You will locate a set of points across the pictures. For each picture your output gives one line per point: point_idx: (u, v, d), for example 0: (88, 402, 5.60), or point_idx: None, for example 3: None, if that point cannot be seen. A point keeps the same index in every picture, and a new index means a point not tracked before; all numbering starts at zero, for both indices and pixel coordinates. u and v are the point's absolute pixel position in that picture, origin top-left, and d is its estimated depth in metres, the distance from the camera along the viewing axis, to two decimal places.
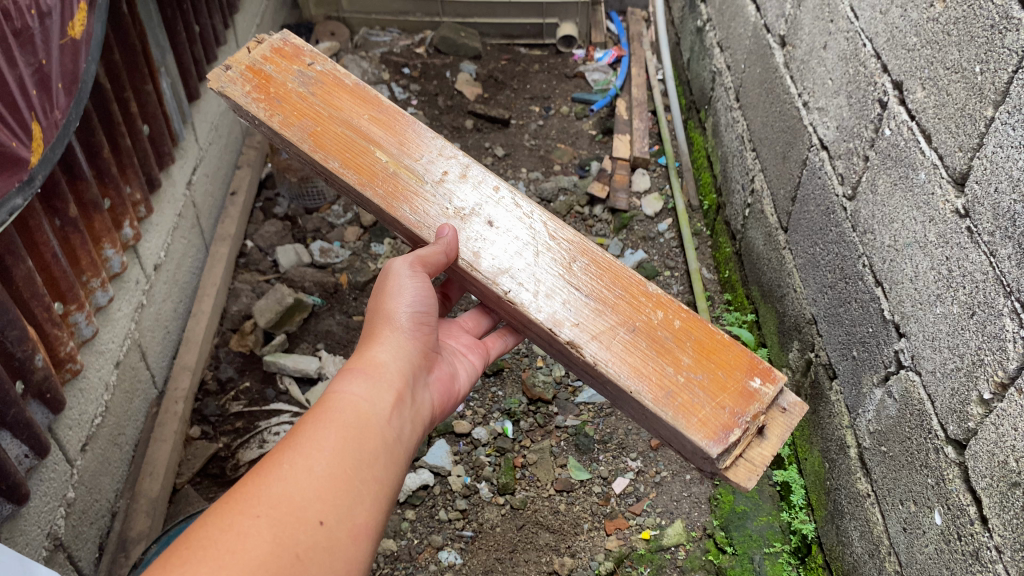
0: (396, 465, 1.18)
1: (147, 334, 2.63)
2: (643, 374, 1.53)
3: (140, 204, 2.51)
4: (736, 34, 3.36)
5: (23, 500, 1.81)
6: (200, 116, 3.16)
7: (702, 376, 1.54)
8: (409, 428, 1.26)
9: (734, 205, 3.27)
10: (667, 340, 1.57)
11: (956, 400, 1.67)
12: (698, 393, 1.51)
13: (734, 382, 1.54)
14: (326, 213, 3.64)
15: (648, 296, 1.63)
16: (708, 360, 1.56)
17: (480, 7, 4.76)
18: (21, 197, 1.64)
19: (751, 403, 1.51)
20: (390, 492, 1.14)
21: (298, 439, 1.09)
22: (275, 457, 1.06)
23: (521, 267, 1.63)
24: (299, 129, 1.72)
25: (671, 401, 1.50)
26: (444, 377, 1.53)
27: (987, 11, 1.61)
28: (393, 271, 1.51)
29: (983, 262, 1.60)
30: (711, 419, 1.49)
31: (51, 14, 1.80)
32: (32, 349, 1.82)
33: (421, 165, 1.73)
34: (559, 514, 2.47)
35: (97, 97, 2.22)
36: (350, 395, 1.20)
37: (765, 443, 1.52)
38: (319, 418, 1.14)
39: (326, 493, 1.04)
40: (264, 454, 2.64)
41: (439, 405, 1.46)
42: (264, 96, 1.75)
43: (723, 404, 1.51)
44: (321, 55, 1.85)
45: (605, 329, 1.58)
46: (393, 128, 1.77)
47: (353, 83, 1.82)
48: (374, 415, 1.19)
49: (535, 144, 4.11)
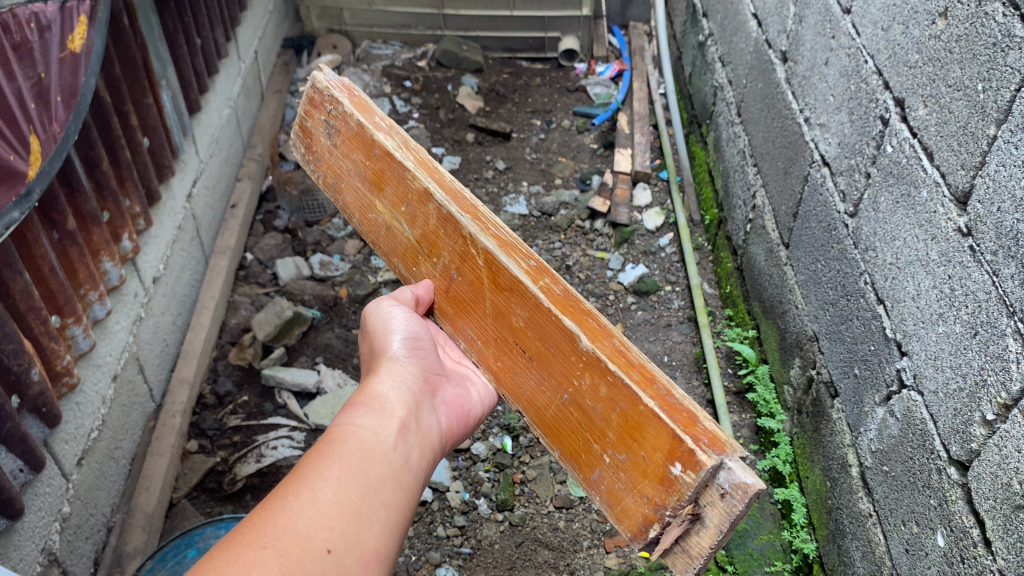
0: (404, 490, 1.16)
1: (145, 347, 2.61)
2: (571, 453, 1.34)
3: (139, 217, 2.50)
4: (738, 49, 3.36)
5: (17, 515, 1.79)
6: (201, 129, 3.16)
7: (625, 458, 1.23)
8: (417, 453, 1.24)
9: (735, 219, 3.26)
10: (593, 411, 1.28)
11: (959, 421, 1.65)
12: (626, 477, 1.23)
13: (657, 466, 1.18)
14: (326, 226, 3.64)
15: (580, 353, 1.28)
16: (631, 438, 1.21)
17: (482, 21, 4.78)
18: (18, 210, 1.63)
19: (669, 494, 1.16)
20: (399, 519, 1.12)
21: (303, 471, 1.08)
22: (281, 490, 1.05)
23: (477, 325, 1.51)
24: (333, 191, 1.77)
25: (596, 487, 1.29)
26: (456, 400, 1.49)
27: (989, 30, 1.60)
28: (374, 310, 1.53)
29: (985, 281, 1.59)
30: (633, 510, 1.23)
31: (51, 27, 1.79)
32: (28, 363, 1.81)
33: (407, 219, 1.59)
34: (558, 531, 2.45)
35: (98, 109, 2.22)
36: (354, 426, 1.19)
37: (704, 531, 1.15)
38: (322, 450, 1.13)
39: (332, 522, 1.02)
40: (261, 469, 2.62)
41: (451, 428, 1.43)
42: (313, 157, 1.81)
43: (644, 493, 1.20)
44: (337, 93, 1.71)
45: (540, 396, 1.39)
46: (386, 176, 1.62)
47: (357, 123, 1.66)
48: (379, 443, 1.18)
49: (536, 158, 4.10)
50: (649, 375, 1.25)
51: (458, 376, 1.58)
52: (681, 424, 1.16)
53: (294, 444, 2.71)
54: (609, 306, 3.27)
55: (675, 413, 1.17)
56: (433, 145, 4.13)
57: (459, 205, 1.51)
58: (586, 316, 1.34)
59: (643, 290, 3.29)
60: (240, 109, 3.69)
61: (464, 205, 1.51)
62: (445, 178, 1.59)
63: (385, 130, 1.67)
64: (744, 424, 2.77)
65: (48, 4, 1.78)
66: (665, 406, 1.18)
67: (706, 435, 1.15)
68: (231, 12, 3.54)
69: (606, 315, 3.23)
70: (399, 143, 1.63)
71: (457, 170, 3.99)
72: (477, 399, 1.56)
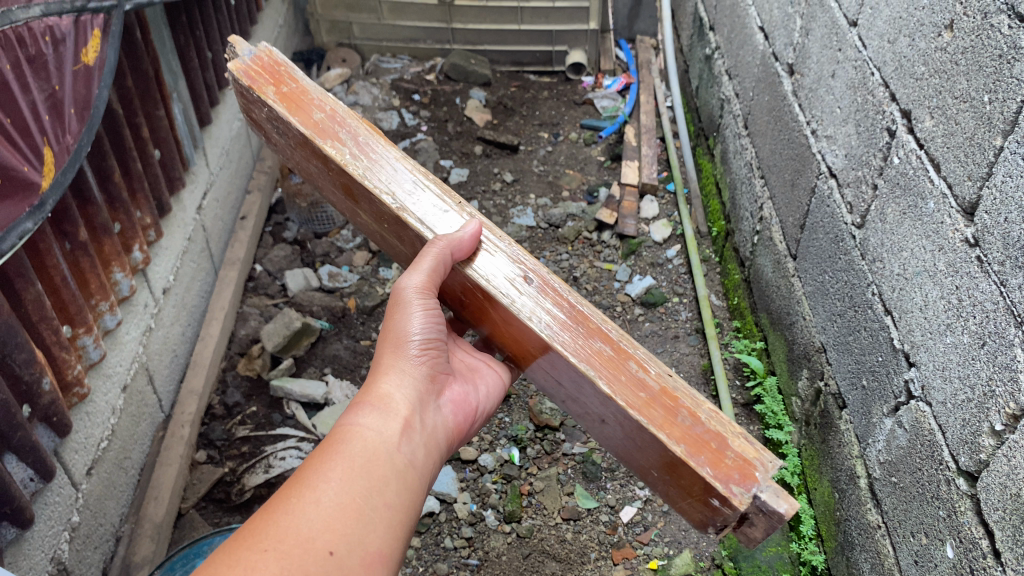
0: (408, 490, 1.18)
1: (154, 358, 2.63)
2: (622, 453, 1.57)
3: (150, 228, 2.52)
4: (745, 62, 3.37)
5: (27, 524, 1.80)
6: (211, 141, 3.19)
7: (668, 476, 1.45)
8: (421, 454, 1.26)
9: (743, 231, 3.26)
10: (628, 437, 1.46)
11: (967, 431, 1.65)
12: (674, 484, 1.47)
13: (696, 490, 1.40)
14: (335, 238, 3.67)
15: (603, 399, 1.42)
16: (668, 466, 1.41)
17: (491, 35, 4.81)
18: (31, 221, 1.64)
19: (712, 508, 1.41)
20: (403, 519, 1.13)
21: (306, 473, 1.09)
22: (284, 492, 1.06)
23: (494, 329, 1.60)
24: (312, 178, 1.79)
25: (655, 483, 1.55)
26: (460, 397, 1.52)
27: (995, 42, 1.61)
28: (405, 294, 1.42)
29: (993, 291, 1.59)
30: (687, 506, 1.50)
31: (65, 40, 1.82)
32: (39, 373, 1.83)
33: (392, 232, 1.65)
34: (566, 543, 2.45)
35: (110, 122, 2.24)
36: (359, 426, 1.20)
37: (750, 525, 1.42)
38: (325, 452, 1.14)
39: (335, 523, 1.03)
40: (268, 479, 2.63)
41: (456, 426, 1.46)
42: (275, 141, 1.79)
43: (692, 500, 1.46)
44: (265, 96, 1.58)
45: (581, 410, 1.57)
46: (354, 191, 1.61)
47: (300, 133, 1.57)
48: (383, 444, 1.19)
49: (544, 170, 4.12)
50: (671, 404, 1.40)
51: (466, 376, 1.62)
52: (712, 462, 1.35)
53: (301, 454, 2.71)
54: (616, 318, 3.28)
55: (703, 451, 1.36)
56: (441, 157, 4.15)
57: (436, 223, 1.51)
58: (593, 343, 1.43)
59: (650, 302, 3.29)
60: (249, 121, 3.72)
61: (442, 222, 1.51)
62: (412, 178, 1.58)
63: (330, 127, 1.59)
64: (753, 436, 2.77)
65: (63, 17, 1.81)
66: (692, 447, 1.36)
67: (735, 466, 1.36)
68: (241, 26, 3.58)
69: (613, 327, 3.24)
70: (351, 147, 1.57)
71: (465, 182, 4.01)
72: (481, 395, 1.61)
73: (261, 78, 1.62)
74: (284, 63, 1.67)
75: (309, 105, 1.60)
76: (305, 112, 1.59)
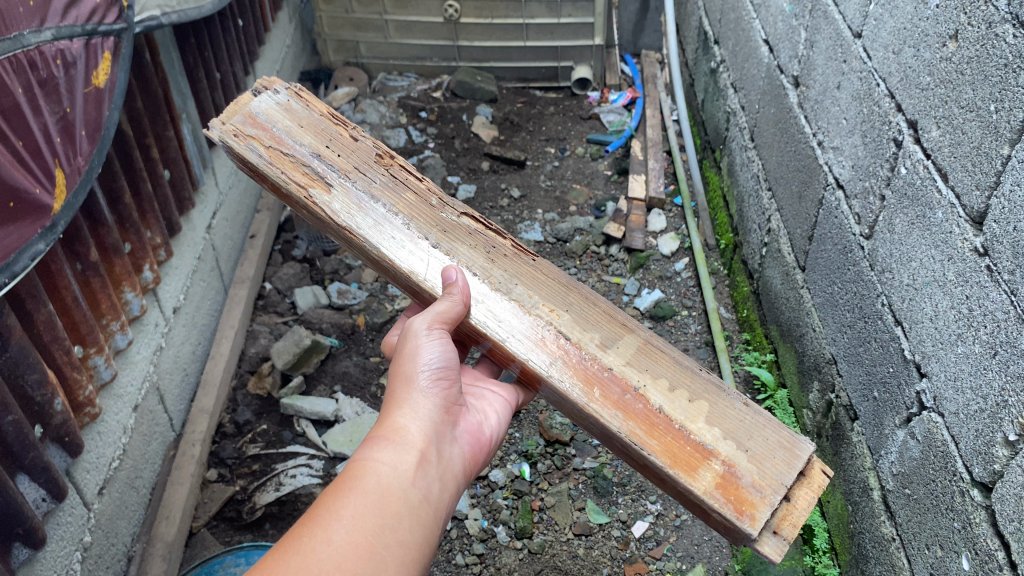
0: (422, 526, 1.17)
1: (165, 377, 2.64)
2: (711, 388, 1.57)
3: (160, 248, 2.54)
4: (750, 75, 3.39)
5: (40, 544, 1.81)
6: (220, 161, 3.22)
7: None
8: (437, 487, 1.25)
9: (751, 243, 3.26)
10: None
11: (980, 442, 1.63)
12: None
13: None
14: (343, 255, 3.69)
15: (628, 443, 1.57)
16: None
17: (497, 52, 4.84)
18: (43, 242, 1.66)
19: None
20: (416, 557, 1.13)
21: (320, 510, 1.09)
22: (296, 531, 1.06)
23: None
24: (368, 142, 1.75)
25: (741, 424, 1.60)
26: (472, 426, 1.50)
27: (1000, 51, 1.61)
28: (414, 331, 1.45)
29: (1003, 301, 1.58)
30: None
31: (76, 64, 1.85)
32: (51, 393, 1.84)
33: None
34: (578, 558, 2.44)
35: (121, 143, 2.26)
36: (375, 463, 1.20)
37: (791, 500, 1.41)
38: (340, 489, 1.14)
39: (346, 562, 1.03)
40: (280, 497, 2.64)
41: (472, 456, 1.44)
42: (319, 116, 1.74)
43: None
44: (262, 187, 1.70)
45: None
46: None
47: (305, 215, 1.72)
48: (399, 481, 1.19)
49: (551, 185, 4.14)
50: (656, 471, 1.45)
51: (476, 405, 1.60)
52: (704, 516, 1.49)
53: (312, 471, 2.73)
54: None
55: (695, 510, 1.47)
56: (449, 173, 4.17)
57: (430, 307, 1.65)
58: (587, 422, 1.53)
59: (659, 315, 3.28)
60: None
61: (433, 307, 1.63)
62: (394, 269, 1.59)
63: (315, 220, 1.66)
64: None
65: (74, 40, 1.84)
66: (688, 505, 1.48)
67: (722, 528, 1.42)
68: (248, 47, 3.62)
69: None
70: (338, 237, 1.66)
71: (473, 199, 4.03)
72: (493, 422, 1.59)
73: (246, 171, 1.69)
74: (252, 145, 1.61)
75: (291, 198, 1.64)
76: (292, 203, 1.67)
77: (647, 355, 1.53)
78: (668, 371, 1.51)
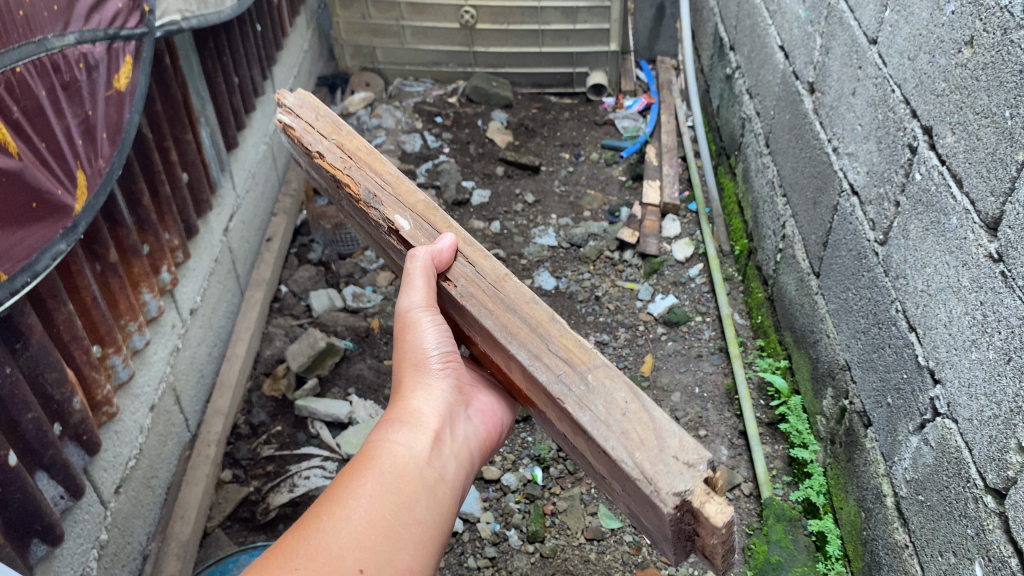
0: (439, 506, 1.18)
1: (181, 377, 2.66)
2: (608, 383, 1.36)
3: (178, 250, 2.57)
4: (765, 81, 3.38)
5: (57, 541, 1.83)
6: (238, 164, 3.26)
7: None
8: (452, 467, 1.26)
9: (766, 249, 3.25)
10: None
11: (994, 448, 1.63)
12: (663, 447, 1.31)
13: None
14: (359, 259, 3.70)
15: None
16: None
17: (513, 57, 4.86)
18: (64, 242, 1.68)
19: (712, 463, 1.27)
20: (435, 535, 1.14)
21: (339, 490, 1.10)
22: (316, 509, 1.07)
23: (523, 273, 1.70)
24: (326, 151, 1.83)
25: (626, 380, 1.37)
26: (488, 407, 1.52)
27: (1015, 57, 1.61)
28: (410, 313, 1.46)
29: (1018, 306, 1.58)
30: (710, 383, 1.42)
31: (98, 67, 1.88)
32: (71, 392, 1.86)
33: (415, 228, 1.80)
34: (589, 563, 2.44)
35: (140, 147, 2.30)
36: (391, 444, 1.21)
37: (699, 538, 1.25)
38: (357, 469, 1.15)
39: (366, 539, 1.04)
40: (293, 498, 2.66)
41: (487, 435, 1.45)
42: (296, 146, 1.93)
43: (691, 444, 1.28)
44: None
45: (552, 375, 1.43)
46: None
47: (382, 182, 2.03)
48: (415, 461, 1.20)
49: (565, 190, 4.15)
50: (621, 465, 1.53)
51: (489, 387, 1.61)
52: None
53: (326, 473, 2.74)
54: (639, 337, 3.27)
55: None
56: (463, 178, 4.19)
57: None
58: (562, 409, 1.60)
59: (672, 321, 3.29)
60: (275, 146, 3.80)
61: None
62: None
63: None
64: (778, 455, 2.74)
65: (96, 44, 1.87)
66: None
67: None
68: (266, 53, 3.67)
69: (637, 346, 3.24)
70: None
71: (487, 204, 4.05)
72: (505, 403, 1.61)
73: None
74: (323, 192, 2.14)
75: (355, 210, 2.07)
76: None
77: (528, 384, 1.44)
78: (548, 403, 1.42)
